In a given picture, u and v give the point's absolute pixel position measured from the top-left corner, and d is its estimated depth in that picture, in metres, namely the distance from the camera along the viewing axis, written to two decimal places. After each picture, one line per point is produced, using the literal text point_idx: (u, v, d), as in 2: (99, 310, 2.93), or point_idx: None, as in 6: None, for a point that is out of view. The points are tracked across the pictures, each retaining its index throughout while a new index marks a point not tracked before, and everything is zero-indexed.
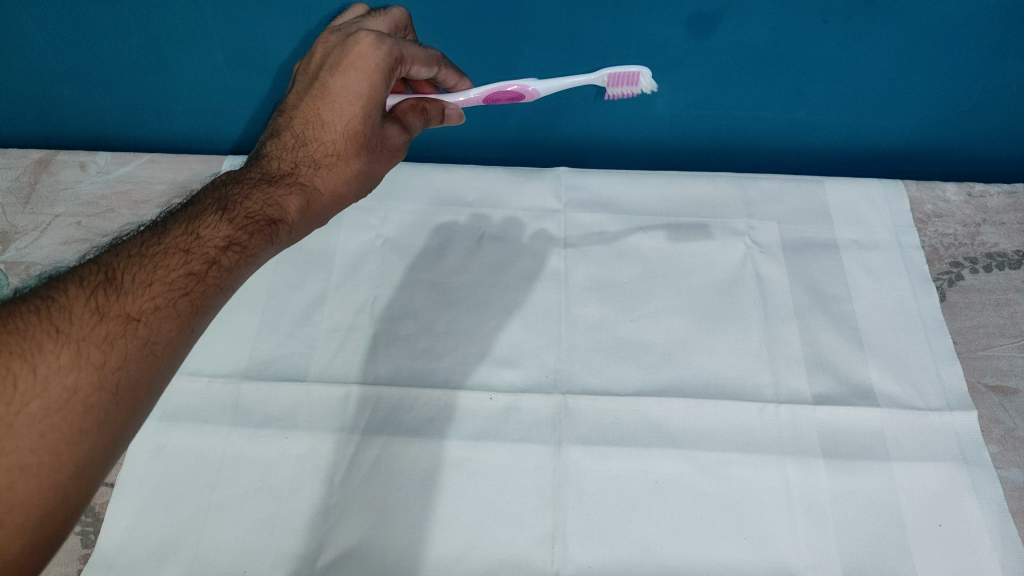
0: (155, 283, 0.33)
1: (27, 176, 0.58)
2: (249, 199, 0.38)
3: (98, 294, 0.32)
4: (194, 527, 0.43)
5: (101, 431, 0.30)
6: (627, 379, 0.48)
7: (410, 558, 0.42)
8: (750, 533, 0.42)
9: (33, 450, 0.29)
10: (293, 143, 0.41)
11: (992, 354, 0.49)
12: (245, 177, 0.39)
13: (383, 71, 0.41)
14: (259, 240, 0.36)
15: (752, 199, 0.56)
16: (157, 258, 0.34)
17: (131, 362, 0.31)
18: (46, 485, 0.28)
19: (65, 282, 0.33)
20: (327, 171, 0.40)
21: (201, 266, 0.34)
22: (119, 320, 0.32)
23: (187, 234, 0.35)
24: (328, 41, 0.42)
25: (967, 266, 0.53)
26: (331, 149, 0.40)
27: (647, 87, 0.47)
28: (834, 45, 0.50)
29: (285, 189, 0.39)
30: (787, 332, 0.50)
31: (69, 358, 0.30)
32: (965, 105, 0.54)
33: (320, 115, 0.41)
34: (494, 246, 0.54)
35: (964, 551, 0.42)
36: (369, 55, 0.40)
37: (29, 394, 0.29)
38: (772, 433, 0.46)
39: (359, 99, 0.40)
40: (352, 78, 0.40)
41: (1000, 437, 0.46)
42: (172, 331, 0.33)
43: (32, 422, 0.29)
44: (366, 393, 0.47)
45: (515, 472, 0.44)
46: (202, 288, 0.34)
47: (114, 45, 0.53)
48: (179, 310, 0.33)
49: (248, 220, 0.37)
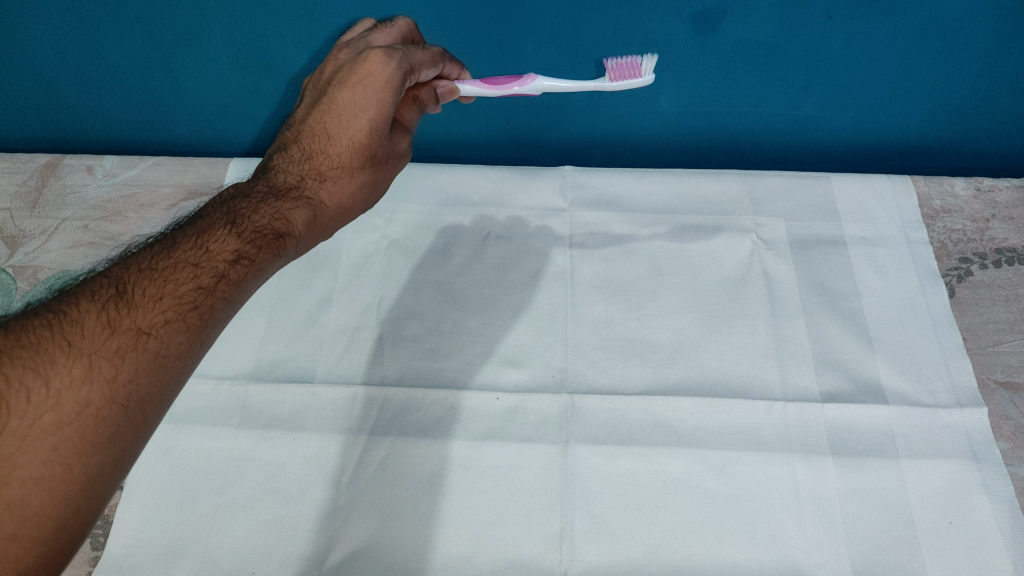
0: (165, 297, 0.33)
1: (34, 181, 0.58)
2: (257, 213, 0.38)
3: (109, 308, 0.32)
4: (202, 528, 0.43)
5: (112, 442, 0.30)
6: (633, 378, 0.48)
7: (417, 559, 0.41)
8: (760, 532, 0.42)
9: (46, 462, 0.29)
10: (299, 157, 0.41)
11: (1002, 350, 0.49)
12: (254, 191, 0.39)
13: (393, 87, 0.40)
14: (267, 254, 0.36)
15: (758, 195, 0.56)
16: (167, 271, 0.34)
17: (141, 376, 0.31)
18: (58, 497, 0.29)
19: (76, 296, 0.33)
20: (332, 184, 0.40)
21: (210, 280, 0.34)
22: (130, 334, 0.32)
23: (197, 248, 0.35)
24: (337, 58, 0.42)
25: (977, 262, 0.53)
26: (337, 162, 0.40)
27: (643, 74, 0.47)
28: (839, 43, 0.50)
29: (292, 202, 0.39)
30: (795, 329, 0.50)
31: (81, 372, 0.30)
32: (971, 101, 0.54)
33: (328, 130, 0.41)
34: (500, 245, 0.54)
35: (975, 548, 0.41)
36: (378, 71, 0.40)
37: (42, 408, 0.29)
38: (780, 431, 0.46)
39: (366, 114, 0.40)
40: (360, 93, 0.40)
41: (1010, 433, 0.45)
42: (182, 344, 0.33)
43: (44, 435, 0.29)
44: (372, 394, 0.47)
45: (521, 472, 0.44)
46: (211, 302, 0.34)
47: (118, 48, 0.53)
48: (188, 324, 0.33)
49: (256, 234, 0.37)
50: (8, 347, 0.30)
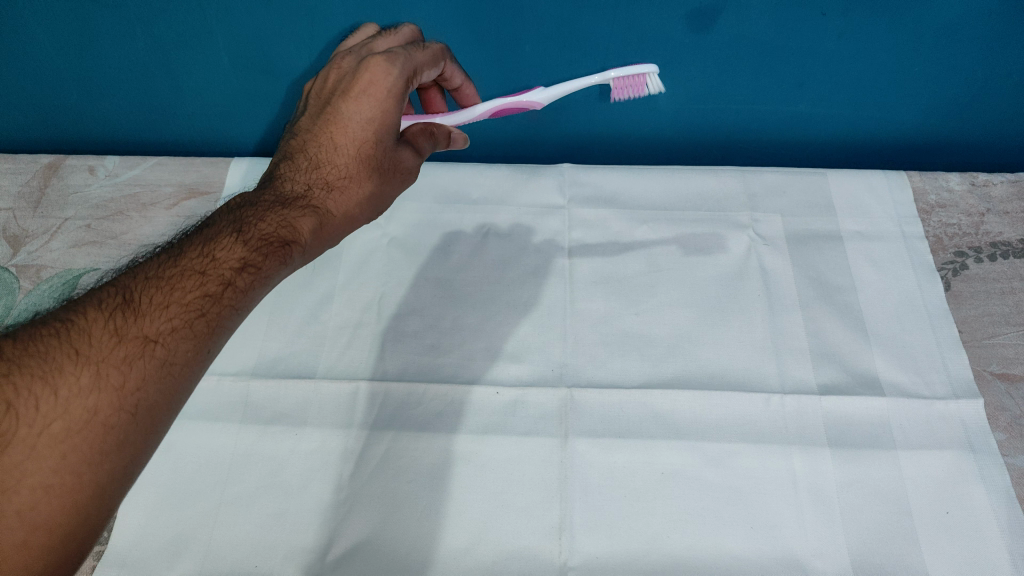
0: (172, 305, 0.34)
1: (37, 181, 0.59)
2: (263, 221, 0.38)
3: (117, 317, 0.33)
4: (204, 523, 0.43)
5: (121, 450, 0.31)
6: (632, 371, 0.48)
7: (419, 551, 0.42)
8: (758, 522, 0.42)
9: (56, 471, 0.29)
10: (305, 166, 0.41)
11: (997, 342, 0.49)
12: (259, 199, 0.40)
13: (395, 95, 0.42)
14: (274, 261, 0.37)
15: (755, 191, 0.57)
16: (174, 280, 0.34)
17: (149, 383, 0.32)
18: (67, 504, 0.29)
19: (84, 305, 0.33)
20: (340, 193, 0.41)
21: (217, 288, 0.35)
22: (137, 342, 0.32)
23: (203, 256, 0.36)
24: (339, 65, 0.43)
25: (972, 255, 0.53)
26: (344, 171, 0.41)
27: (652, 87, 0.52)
28: (834, 39, 0.50)
29: (299, 210, 0.39)
30: (793, 323, 0.50)
31: (89, 380, 0.31)
32: (965, 97, 0.54)
33: (334, 139, 0.41)
34: (500, 242, 0.55)
35: (972, 537, 0.42)
36: (381, 81, 0.42)
37: (50, 416, 0.30)
38: (778, 424, 0.46)
39: (371, 123, 0.42)
40: (365, 104, 0.42)
41: (1006, 425, 0.46)
42: (189, 351, 0.33)
43: (54, 443, 0.29)
44: (374, 389, 0.48)
45: (521, 465, 0.45)
46: (218, 309, 0.34)
47: (120, 49, 0.54)
48: (196, 331, 0.33)
49: (262, 242, 0.37)
50: (15, 356, 0.30)
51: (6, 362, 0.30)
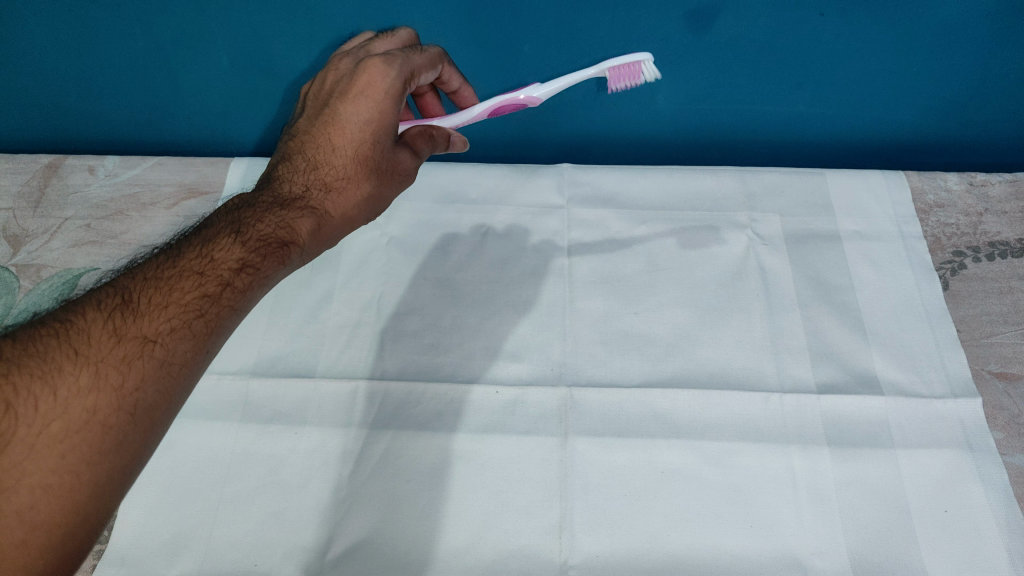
0: (171, 305, 0.34)
1: (37, 181, 0.59)
2: (262, 222, 0.38)
3: (116, 317, 0.33)
4: (204, 522, 0.43)
5: (120, 450, 0.31)
6: (631, 371, 0.48)
7: (419, 549, 0.42)
8: (758, 521, 0.42)
9: (55, 470, 0.29)
10: (304, 167, 0.41)
11: (996, 341, 0.49)
12: (258, 200, 0.40)
13: (393, 97, 0.42)
14: (272, 262, 0.37)
15: (754, 191, 0.57)
16: (173, 281, 0.34)
17: (148, 383, 0.32)
18: (66, 504, 0.29)
19: (82, 305, 0.33)
20: (338, 194, 0.41)
21: (216, 288, 0.35)
22: (136, 342, 0.32)
23: (201, 257, 0.36)
24: (337, 67, 0.43)
25: (970, 255, 0.53)
26: (342, 172, 0.41)
27: (648, 74, 0.50)
28: (831, 39, 0.50)
29: (297, 211, 0.39)
30: (791, 322, 0.50)
31: (88, 380, 0.31)
32: (963, 97, 0.54)
33: (332, 140, 0.41)
34: (499, 241, 0.55)
35: (971, 535, 0.42)
36: (378, 82, 0.42)
37: (49, 416, 0.30)
38: (777, 424, 0.46)
39: (369, 125, 0.42)
40: (362, 105, 0.42)
41: (1004, 423, 0.46)
42: (188, 351, 0.33)
43: (53, 443, 0.29)
44: (373, 389, 0.48)
45: (521, 464, 0.45)
46: (217, 310, 0.34)
47: (119, 49, 0.54)
48: (194, 331, 0.34)
49: (260, 243, 0.37)
50: (14, 356, 0.31)
51: (5, 362, 0.30)
